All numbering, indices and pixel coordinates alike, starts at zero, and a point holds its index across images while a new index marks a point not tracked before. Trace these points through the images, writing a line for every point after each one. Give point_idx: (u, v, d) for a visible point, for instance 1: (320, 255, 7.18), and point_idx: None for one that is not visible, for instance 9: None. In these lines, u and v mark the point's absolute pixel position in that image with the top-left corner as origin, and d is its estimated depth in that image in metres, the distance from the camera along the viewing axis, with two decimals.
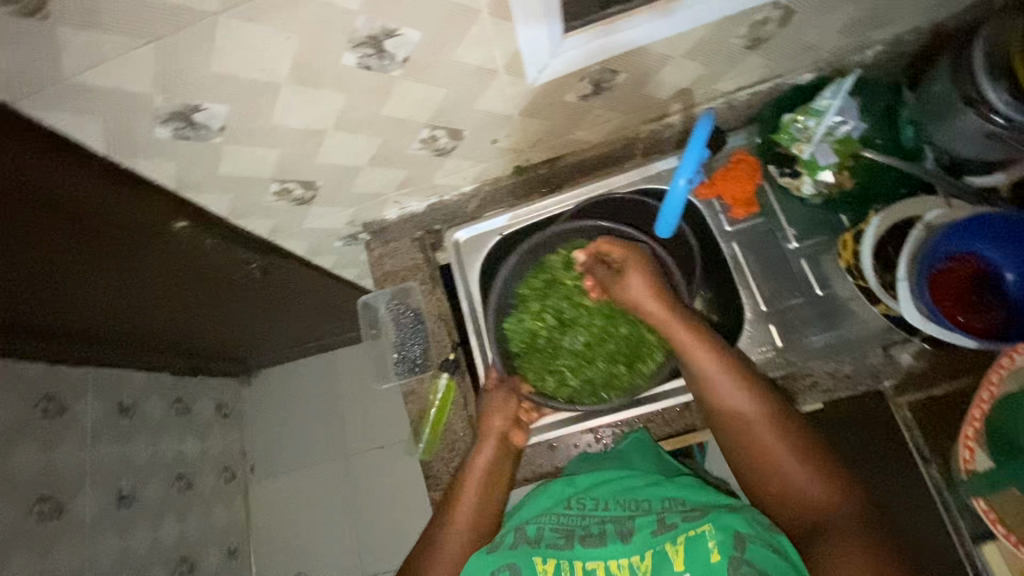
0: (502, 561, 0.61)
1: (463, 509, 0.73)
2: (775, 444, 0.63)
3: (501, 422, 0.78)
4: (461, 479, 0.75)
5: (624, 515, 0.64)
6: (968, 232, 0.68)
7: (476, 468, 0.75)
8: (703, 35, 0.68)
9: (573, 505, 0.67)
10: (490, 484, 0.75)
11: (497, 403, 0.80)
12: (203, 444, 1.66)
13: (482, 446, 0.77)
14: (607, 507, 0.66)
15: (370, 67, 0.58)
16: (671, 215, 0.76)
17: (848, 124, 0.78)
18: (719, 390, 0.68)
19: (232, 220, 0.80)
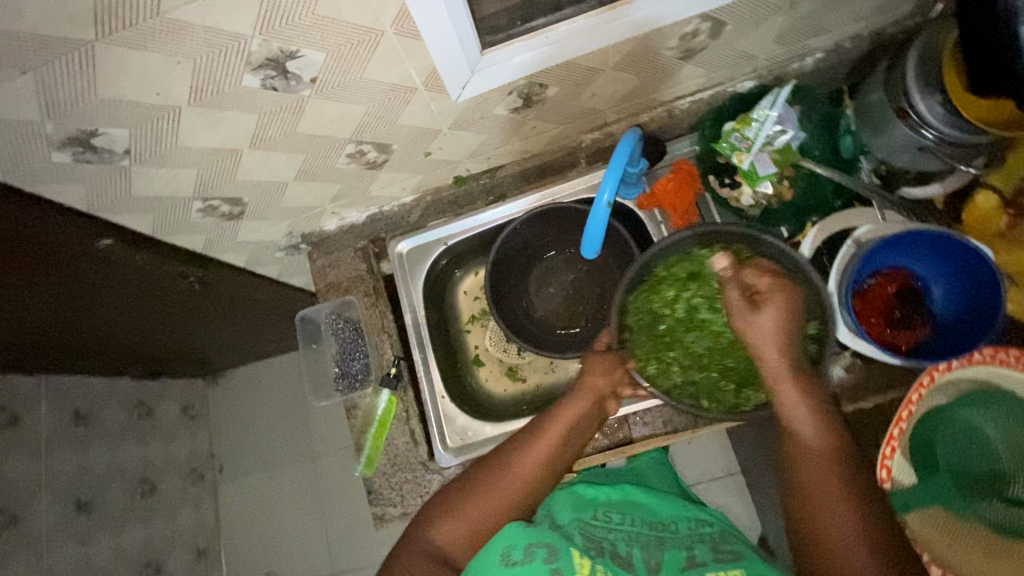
0: (541, 537, 0.61)
1: (533, 456, 0.65)
2: (835, 495, 0.53)
3: (604, 384, 0.71)
4: (547, 424, 0.67)
5: (654, 543, 0.66)
6: (894, 248, 0.68)
7: (560, 423, 0.67)
8: (631, 48, 0.66)
9: (600, 517, 0.69)
10: (570, 437, 0.67)
11: (605, 368, 0.71)
12: (168, 447, 1.65)
13: (581, 399, 0.69)
14: (634, 523, 0.69)
15: (276, 88, 0.56)
16: (595, 234, 0.73)
17: (788, 133, 0.78)
18: (808, 438, 0.56)
19: (158, 236, 0.78)
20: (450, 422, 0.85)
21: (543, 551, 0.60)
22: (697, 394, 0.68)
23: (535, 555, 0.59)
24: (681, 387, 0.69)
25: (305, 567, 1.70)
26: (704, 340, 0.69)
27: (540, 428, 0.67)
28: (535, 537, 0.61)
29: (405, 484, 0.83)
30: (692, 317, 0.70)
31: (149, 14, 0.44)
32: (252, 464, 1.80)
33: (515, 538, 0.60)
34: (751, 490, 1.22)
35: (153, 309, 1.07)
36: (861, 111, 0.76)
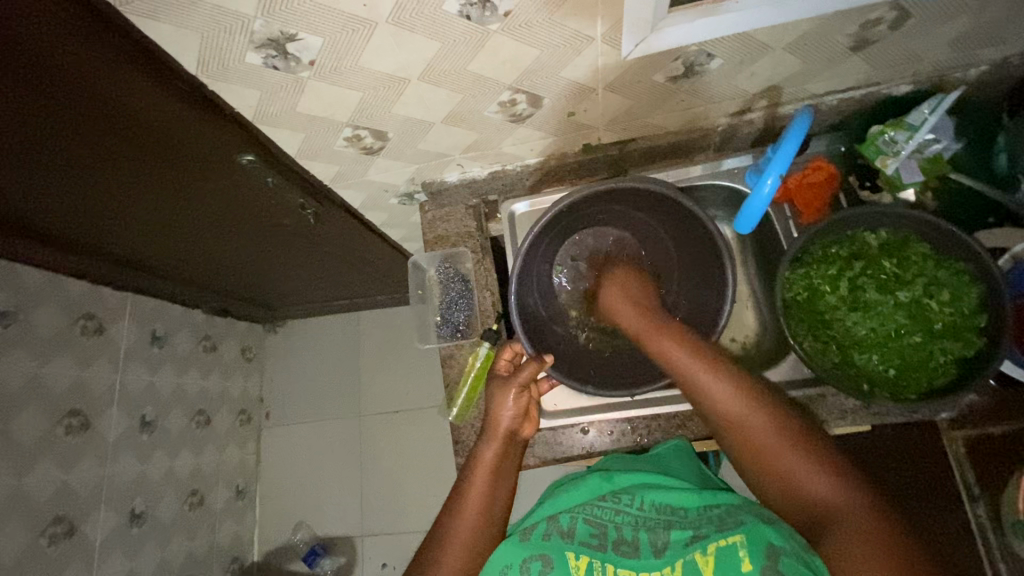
0: (536, 551, 0.66)
1: (473, 497, 0.72)
2: (780, 443, 0.60)
3: (507, 421, 0.77)
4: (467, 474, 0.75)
5: (659, 525, 0.67)
6: None
7: (482, 465, 0.75)
8: (808, 28, 0.65)
9: (609, 497, 0.72)
10: (496, 476, 0.75)
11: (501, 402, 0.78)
12: (225, 384, 1.69)
13: (487, 444, 0.76)
14: (642, 506, 0.70)
15: (470, 17, 0.56)
16: (754, 205, 0.72)
17: (941, 143, 0.75)
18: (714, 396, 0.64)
19: (297, 160, 0.80)
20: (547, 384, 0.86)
21: (538, 564, 0.65)
22: (857, 377, 0.66)
23: (531, 568, 0.65)
24: (840, 368, 0.67)
25: (337, 524, 1.71)
26: (869, 323, 0.67)
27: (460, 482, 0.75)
28: (530, 554, 0.66)
29: None
30: (854, 297, 0.69)
31: None
32: (298, 414, 1.83)
33: (510, 558, 0.67)
34: None
35: (257, 239, 1.11)
36: None
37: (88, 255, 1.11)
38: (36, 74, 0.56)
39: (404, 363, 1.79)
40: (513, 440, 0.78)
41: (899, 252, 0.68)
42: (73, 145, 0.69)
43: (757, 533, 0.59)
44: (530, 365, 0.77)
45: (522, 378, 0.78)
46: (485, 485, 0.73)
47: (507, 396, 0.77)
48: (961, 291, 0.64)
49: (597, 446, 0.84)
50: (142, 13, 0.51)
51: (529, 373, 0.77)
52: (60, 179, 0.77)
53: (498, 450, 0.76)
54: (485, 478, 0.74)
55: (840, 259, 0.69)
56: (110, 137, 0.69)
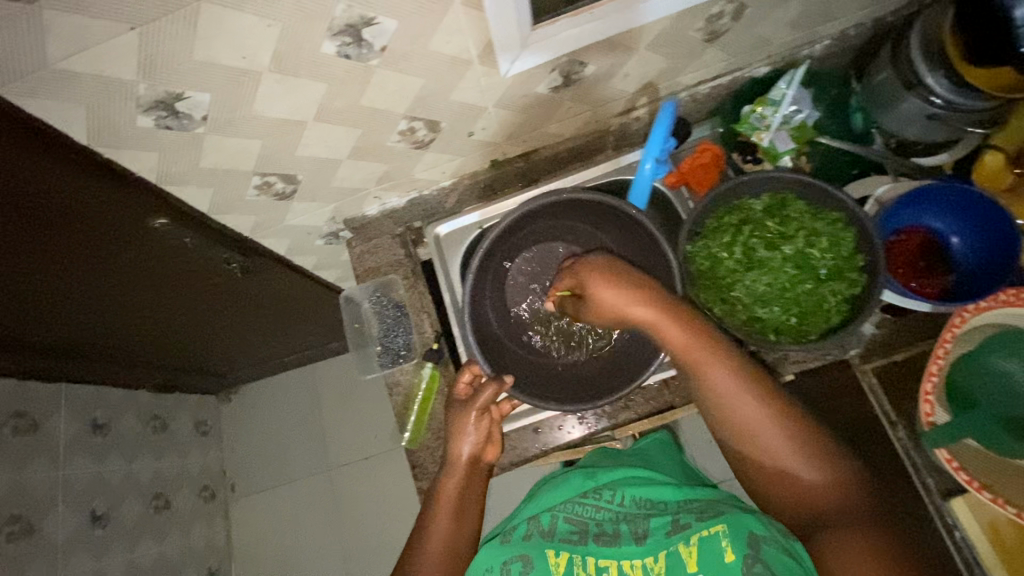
0: (516, 551, 0.69)
1: (440, 528, 0.74)
2: (784, 446, 0.60)
3: (472, 447, 0.79)
4: (435, 502, 0.77)
5: (639, 516, 0.70)
6: (916, 203, 0.72)
7: (447, 491, 0.77)
8: (662, 28, 0.72)
9: (591, 495, 0.74)
10: (463, 505, 0.76)
11: (460, 425, 0.79)
12: (181, 461, 1.62)
13: (450, 473, 0.78)
14: (624, 501, 0.72)
15: (349, 56, 0.60)
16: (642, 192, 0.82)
17: (803, 112, 0.85)
18: (720, 392, 0.63)
19: (212, 215, 0.81)
20: None
21: (519, 563, 0.68)
22: (765, 329, 0.72)
23: (513, 567, 0.67)
24: (748, 324, 0.73)
25: None
26: (765, 279, 0.73)
27: (427, 508, 0.76)
28: (511, 553, 0.69)
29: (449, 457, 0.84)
30: (749, 258, 0.74)
31: None
32: (265, 480, 1.76)
33: (492, 561, 0.69)
34: None
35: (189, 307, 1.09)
36: (870, 88, 0.83)
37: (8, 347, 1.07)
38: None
39: (367, 407, 1.77)
40: (474, 467, 0.79)
41: (779, 211, 0.74)
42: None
43: (739, 524, 0.60)
44: (488, 387, 0.78)
45: (481, 402, 0.78)
46: (449, 520, 0.75)
47: (468, 421, 0.78)
48: (838, 237, 0.71)
49: (553, 443, 0.86)
50: (22, 92, 0.52)
51: (489, 396, 0.78)
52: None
53: (460, 480, 0.78)
54: (449, 516, 0.75)
55: (731, 227, 0.75)
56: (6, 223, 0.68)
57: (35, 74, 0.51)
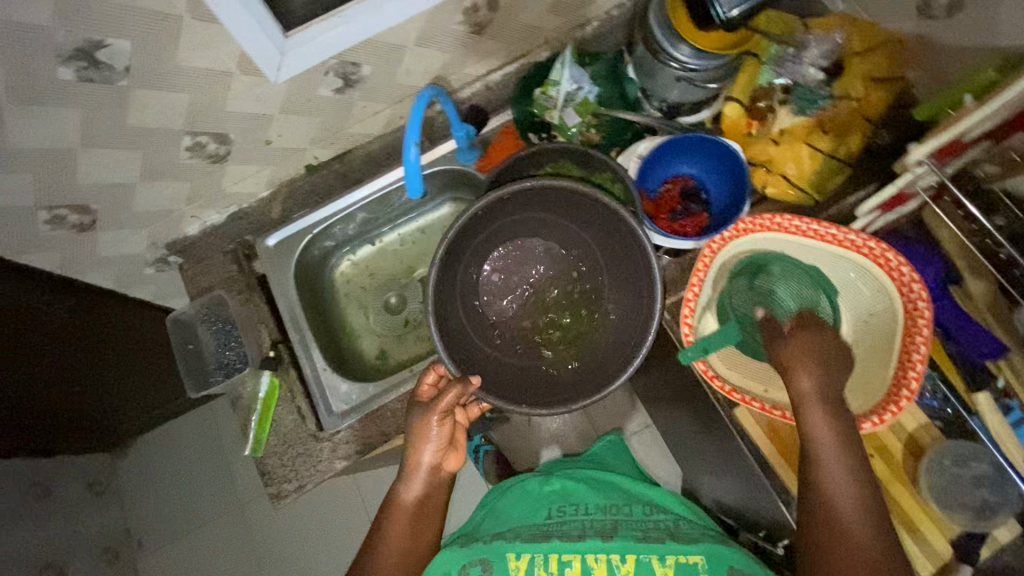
0: (476, 556, 0.74)
1: (395, 537, 0.74)
2: (869, 529, 0.58)
3: (431, 456, 0.75)
4: (389, 512, 0.75)
5: (608, 524, 0.77)
6: (664, 157, 0.84)
7: (408, 498, 0.75)
8: (421, 24, 0.78)
9: (555, 511, 0.81)
10: (421, 514, 0.75)
11: (422, 434, 0.75)
12: (74, 527, 1.54)
13: (409, 483, 0.75)
14: (590, 511, 0.80)
15: (93, 79, 0.62)
16: (416, 176, 0.83)
17: (583, 88, 0.93)
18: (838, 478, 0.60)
19: (10, 257, 0.80)
20: (335, 389, 0.89)
21: (480, 567, 0.73)
22: None
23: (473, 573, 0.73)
24: None
25: None
26: None
27: (388, 512, 0.75)
28: (471, 559, 0.74)
29: (298, 457, 0.86)
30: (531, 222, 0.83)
31: None
32: (174, 531, 1.70)
33: (450, 561, 0.74)
34: (653, 423, 1.32)
35: None
36: (636, 60, 0.93)
37: None
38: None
39: None
40: (435, 475, 0.75)
41: None
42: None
43: (717, 557, 0.71)
44: (452, 389, 0.71)
45: (444, 405, 0.72)
46: (404, 526, 0.74)
47: (429, 424, 0.74)
48: None
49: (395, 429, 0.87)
50: None
51: (452, 398, 0.71)
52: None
53: (420, 488, 0.75)
54: (405, 526, 0.74)
55: None
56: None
57: None
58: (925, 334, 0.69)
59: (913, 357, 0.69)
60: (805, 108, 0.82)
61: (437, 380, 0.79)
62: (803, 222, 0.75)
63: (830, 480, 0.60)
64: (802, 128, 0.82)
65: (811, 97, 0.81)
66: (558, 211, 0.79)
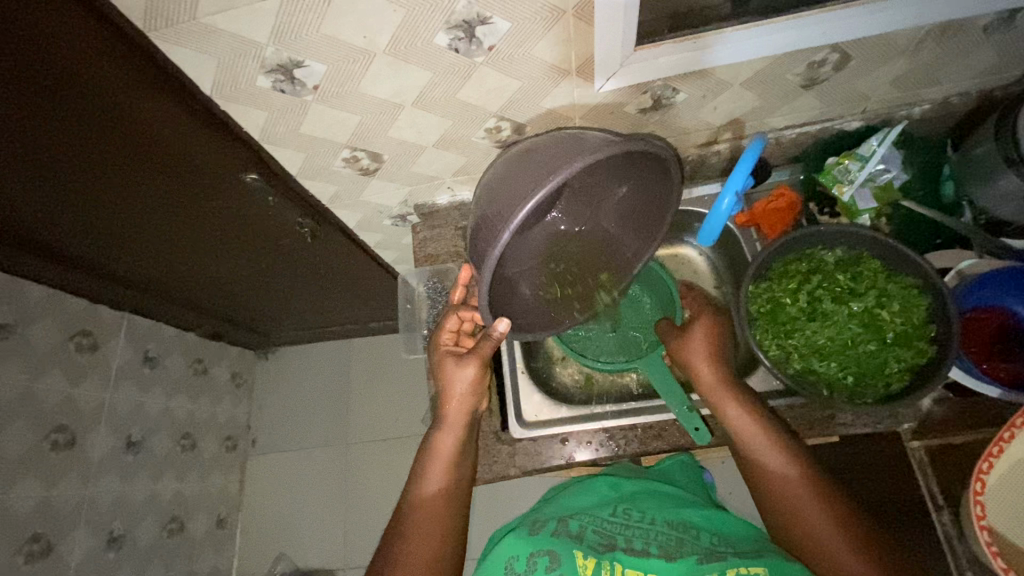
0: (544, 547, 0.66)
1: (431, 481, 0.76)
2: (809, 502, 0.65)
3: (468, 401, 0.79)
4: (427, 459, 0.78)
5: (669, 533, 0.68)
6: (998, 285, 0.70)
7: (442, 446, 0.78)
8: (762, 67, 0.73)
9: (619, 513, 0.72)
10: (457, 462, 0.78)
11: (458, 377, 0.78)
12: (213, 408, 1.70)
13: (447, 430, 0.78)
14: (653, 521, 0.70)
15: (458, 50, 0.64)
16: (714, 224, 0.78)
17: (891, 172, 0.82)
18: (756, 449, 0.69)
19: (298, 179, 0.86)
20: (528, 397, 0.89)
21: (546, 559, 0.64)
22: (817, 382, 0.71)
23: (539, 563, 0.64)
24: (803, 374, 0.72)
25: (319, 555, 1.67)
26: (826, 332, 0.73)
27: (425, 461, 0.78)
28: (538, 549, 0.66)
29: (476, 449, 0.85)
30: (812, 308, 0.74)
31: None
32: (284, 442, 1.82)
33: (519, 551, 0.67)
34: None
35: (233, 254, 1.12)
36: (968, 159, 0.81)
37: (48, 265, 1.09)
38: (39, 79, 0.60)
39: (393, 389, 1.81)
40: (468, 420, 0.79)
41: (847, 260, 0.75)
42: (73, 160, 0.74)
43: (781, 570, 0.59)
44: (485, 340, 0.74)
45: (483, 352, 0.76)
46: (440, 474, 0.76)
47: (464, 370, 0.78)
48: (912, 303, 0.70)
49: (575, 457, 0.84)
50: (166, 38, 0.58)
51: (490, 347, 0.75)
52: (71, 202, 0.84)
53: (457, 433, 0.78)
54: (442, 465, 0.77)
55: (800, 274, 0.75)
56: (113, 145, 0.73)
57: (182, 23, 0.56)
58: None
59: None
60: None
61: (457, 327, 0.85)
62: None
63: (794, 483, 0.66)
64: None
65: None
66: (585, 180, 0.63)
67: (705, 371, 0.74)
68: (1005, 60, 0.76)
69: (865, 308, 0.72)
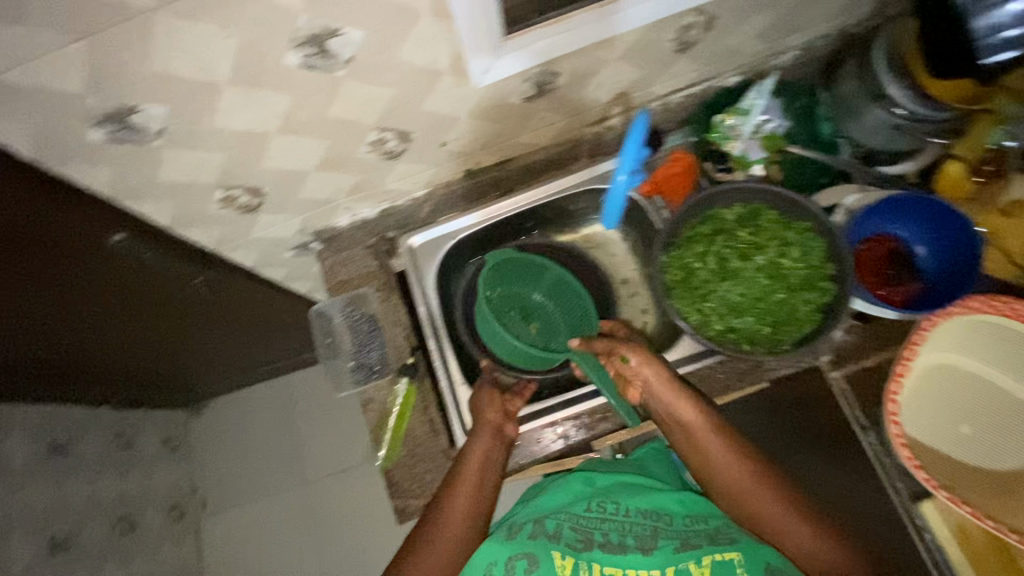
0: (521, 549, 0.65)
1: (458, 494, 0.72)
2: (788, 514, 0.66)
3: (493, 415, 0.79)
4: (458, 471, 0.74)
5: (646, 525, 0.68)
6: (882, 214, 0.75)
7: (472, 456, 0.74)
8: (636, 38, 0.72)
9: (594, 507, 0.71)
10: (484, 474, 0.74)
11: (485, 399, 0.81)
12: (148, 480, 1.57)
13: (479, 437, 0.76)
14: (628, 512, 0.70)
15: (314, 67, 0.58)
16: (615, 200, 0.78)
17: (773, 121, 0.85)
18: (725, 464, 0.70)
19: (174, 230, 0.78)
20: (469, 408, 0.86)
21: (524, 562, 0.63)
22: (740, 339, 0.73)
23: (518, 566, 0.63)
24: (723, 334, 0.74)
25: None
26: (739, 289, 0.75)
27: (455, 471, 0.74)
28: (516, 551, 0.65)
29: (427, 474, 0.81)
30: (722, 267, 0.76)
31: None
32: (237, 497, 1.70)
33: (498, 555, 0.66)
34: None
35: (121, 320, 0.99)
36: (838, 98, 0.85)
37: None
38: None
39: (343, 417, 1.74)
40: (499, 436, 0.78)
41: (748, 213, 0.77)
42: None
43: (755, 557, 0.63)
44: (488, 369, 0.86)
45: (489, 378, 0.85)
46: (468, 486, 0.72)
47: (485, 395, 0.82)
48: (810, 246, 0.73)
49: (529, 457, 0.83)
50: None
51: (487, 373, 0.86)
52: None
53: (487, 444, 0.76)
54: (473, 473, 0.73)
55: (706, 237, 0.77)
56: None
57: None
58: None
59: None
60: None
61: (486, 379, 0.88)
62: None
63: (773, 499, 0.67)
64: None
65: None
66: None
67: (659, 379, 0.74)
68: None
69: (772, 259, 0.75)
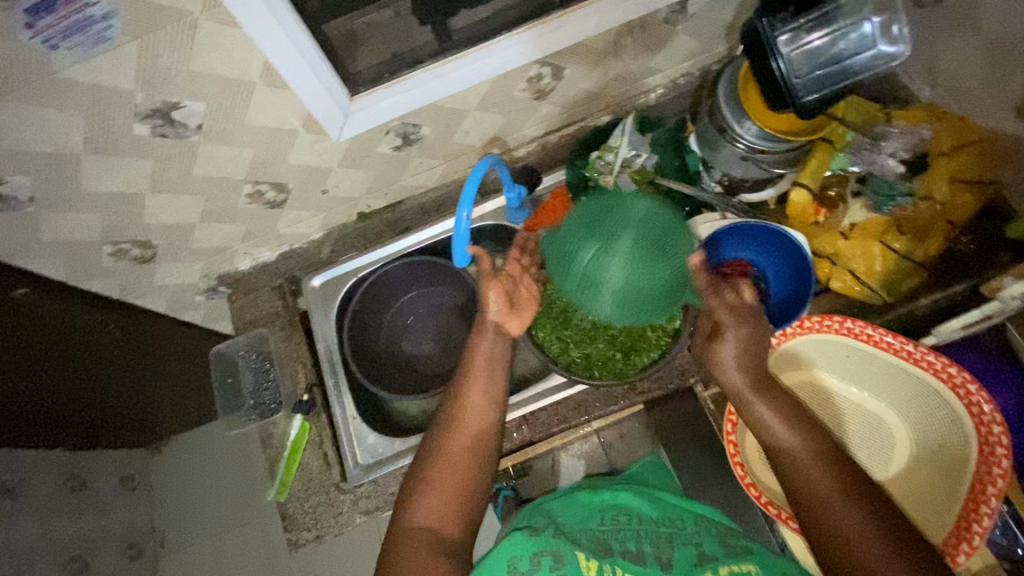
0: (548, 546, 0.63)
1: (451, 461, 0.63)
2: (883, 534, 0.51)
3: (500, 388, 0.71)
4: (451, 435, 0.66)
5: (656, 535, 0.67)
6: (727, 241, 0.80)
7: (472, 420, 0.67)
8: (487, 90, 0.78)
9: (606, 521, 0.70)
10: (475, 448, 0.65)
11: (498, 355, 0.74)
12: (103, 520, 1.59)
13: (478, 401, 0.69)
14: (633, 520, 0.69)
15: (167, 135, 0.65)
16: (461, 245, 0.75)
17: (642, 156, 0.91)
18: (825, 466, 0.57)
19: (74, 283, 0.84)
20: (362, 440, 0.89)
21: (550, 559, 0.61)
22: (590, 363, 0.82)
23: (543, 563, 0.61)
24: (581, 361, 0.82)
25: None
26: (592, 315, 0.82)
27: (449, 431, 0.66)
28: (541, 548, 0.63)
29: (319, 505, 0.84)
30: None
31: (41, 73, 0.53)
32: (195, 533, 1.72)
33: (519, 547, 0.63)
34: None
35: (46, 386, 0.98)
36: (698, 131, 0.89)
37: None
38: None
39: None
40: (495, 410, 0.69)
41: None
42: None
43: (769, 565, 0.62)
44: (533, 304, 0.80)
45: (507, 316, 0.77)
46: (457, 455, 0.64)
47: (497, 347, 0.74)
48: None
49: None
50: None
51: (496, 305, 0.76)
52: None
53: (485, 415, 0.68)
54: (467, 440, 0.66)
55: None
56: None
57: None
58: (998, 485, 0.62)
59: (981, 506, 0.62)
60: (881, 203, 0.78)
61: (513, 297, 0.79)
62: (877, 331, 0.72)
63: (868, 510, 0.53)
64: (875, 224, 0.78)
65: (889, 189, 0.78)
66: (394, 288, 0.98)
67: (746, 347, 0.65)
68: (701, 44, 0.86)
69: None
